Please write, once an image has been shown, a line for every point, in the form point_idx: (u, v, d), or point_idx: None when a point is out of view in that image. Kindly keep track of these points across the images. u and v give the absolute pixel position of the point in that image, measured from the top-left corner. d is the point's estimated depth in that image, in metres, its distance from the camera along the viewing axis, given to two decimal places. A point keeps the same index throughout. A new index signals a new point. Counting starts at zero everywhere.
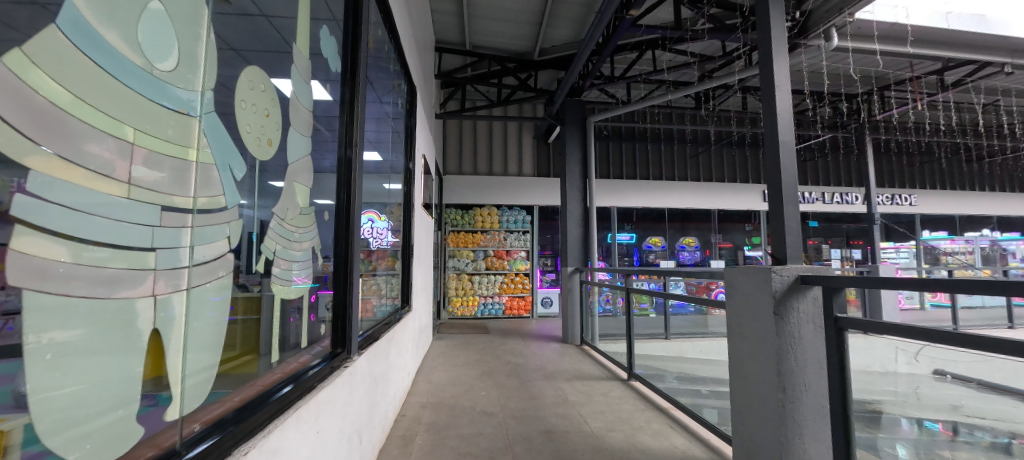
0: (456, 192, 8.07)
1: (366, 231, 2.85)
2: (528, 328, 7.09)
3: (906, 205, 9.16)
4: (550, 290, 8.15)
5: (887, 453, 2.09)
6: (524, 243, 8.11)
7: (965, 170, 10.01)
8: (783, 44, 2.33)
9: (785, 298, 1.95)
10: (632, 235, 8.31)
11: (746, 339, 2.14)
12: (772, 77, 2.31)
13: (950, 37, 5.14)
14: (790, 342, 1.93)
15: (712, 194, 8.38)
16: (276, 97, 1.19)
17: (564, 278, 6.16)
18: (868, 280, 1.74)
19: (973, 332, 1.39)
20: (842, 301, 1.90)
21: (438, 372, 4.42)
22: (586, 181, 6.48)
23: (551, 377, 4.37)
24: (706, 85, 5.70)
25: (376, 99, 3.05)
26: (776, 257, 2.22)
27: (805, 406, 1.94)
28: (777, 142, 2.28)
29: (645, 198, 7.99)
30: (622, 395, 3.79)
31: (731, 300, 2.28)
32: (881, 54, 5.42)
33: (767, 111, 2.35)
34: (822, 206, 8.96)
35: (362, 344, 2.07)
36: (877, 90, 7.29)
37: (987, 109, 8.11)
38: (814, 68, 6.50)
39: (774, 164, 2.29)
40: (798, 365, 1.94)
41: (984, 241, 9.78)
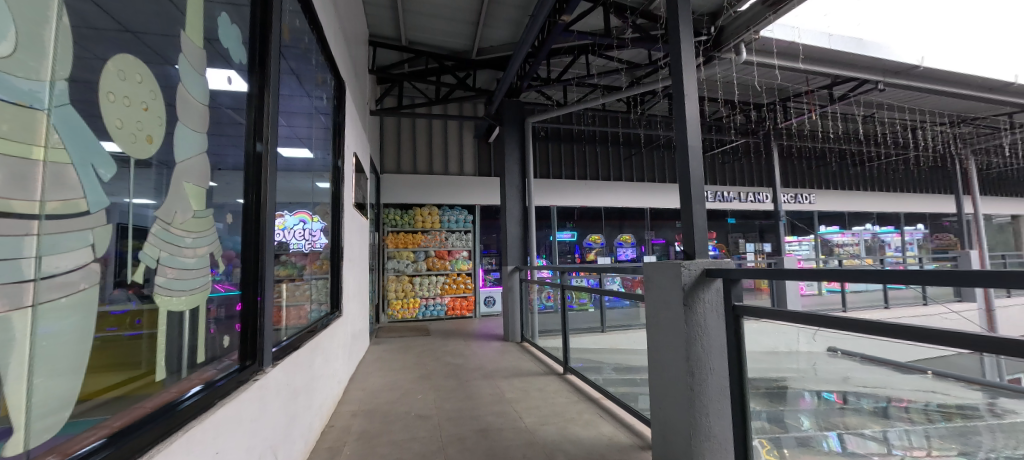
0: (394, 191, 7.82)
1: (289, 233, 2.69)
2: (470, 328, 7.05)
3: (806, 203, 10.58)
4: (492, 289, 8.19)
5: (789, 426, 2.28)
6: (465, 243, 8.08)
7: (851, 172, 11.55)
8: (690, 58, 2.57)
9: (693, 290, 2.14)
10: (573, 233, 8.61)
11: (661, 329, 2.32)
12: (682, 86, 2.52)
13: (836, 56, 5.88)
14: (697, 330, 2.12)
15: (644, 193, 8.90)
16: (156, 87, 1.08)
17: (505, 276, 6.22)
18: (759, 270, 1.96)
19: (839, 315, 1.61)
20: (739, 290, 2.13)
21: (373, 378, 4.28)
22: (525, 181, 6.55)
23: (490, 375, 4.40)
24: (634, 92, 6.03)
25: (297, 93, 2.87)
26: (688, 251, 2.43)
27: (711, 388, 2.14)
28: (686, 145, 2.50)
29: (583, 197, 8.32)
30: (557, 389, 3.92)
31: (648, 294, 2.45)
32: (780, 68, 6.05)
33: (677, 117, 2.56)
34: (738, 205, 10.00)
35: (277, 355, 1.94)
36: (780, 101, 8.17)
37: (866, 120, 9.37)
38: (728, 79, 7.09)
39: (684, 165, 2.50)
40: (704, 351, 2.13)
41: (867, 234, 11.30)
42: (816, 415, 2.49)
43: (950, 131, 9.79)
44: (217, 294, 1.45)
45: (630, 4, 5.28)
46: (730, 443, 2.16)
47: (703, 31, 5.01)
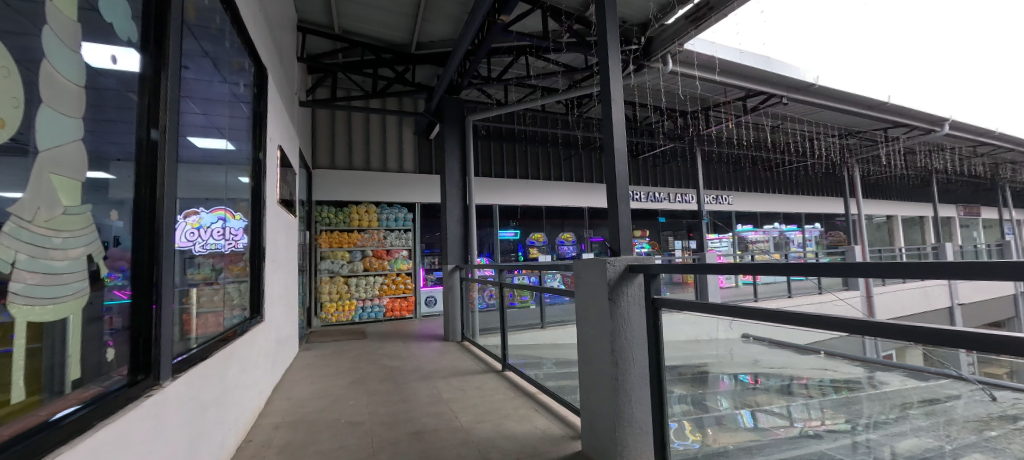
0: (328, 188, 7.40)
1: (207, 232, 2.46)
2: (410, 329, 6.86)
3: (725, 204, 11.59)
4: (433, 289, 8.04)
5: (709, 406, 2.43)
6: (405, 242, 7.85)
7: (761, 176, 12.87)
8: (616, 66, 2.74)
9: (618, 285, 2.36)
10: (516, 231, 8.69)
11: (591, 322, 2.54)
12: (609, 92, 2.68)
13: (747, 71, 6.50)
14: (621, 321, 2.35)
15: (582, 193, 9.24)
16: (8, 61, 0.92)
17: (445, 275, 6.15)
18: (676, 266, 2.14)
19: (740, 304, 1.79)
20: (657, 284, 2.37)
21: (301, 386, 4.02)
22: (465, 179, 6.49)
23: (428, 376, 4.32)
24: (570, 95, 6.22)
25: (208, 79, 2.61)
26: (614, 249, 2.62)
27: (632, 376, 2.39)
28: (612, 148, 2.66)
29: (524, 196, 8.46)
30: (495, 386, 3.95)
31: (579, 289, 2.66)
32: (701, 79, 6.57)
33: (606, 121, 2.72)
34: (669, 205, 10.67)
35: (178, 367, 1.75)
36: (702, 110, 8.86)
37: (773, 131, 10.45)
38: (658, 87, 7.53)
39: (611, 167, 2.66)
40: (627, 341, 2.36)
41: (775, 232, 12.64)
42: (735, 395, 2.46)
43: (839, 142, 11.23)
44: (114, 302, 1.35)
45: (566, 9, 5.47)
46: (650, 423, 2.42)
47: (634, 41, 5.25)
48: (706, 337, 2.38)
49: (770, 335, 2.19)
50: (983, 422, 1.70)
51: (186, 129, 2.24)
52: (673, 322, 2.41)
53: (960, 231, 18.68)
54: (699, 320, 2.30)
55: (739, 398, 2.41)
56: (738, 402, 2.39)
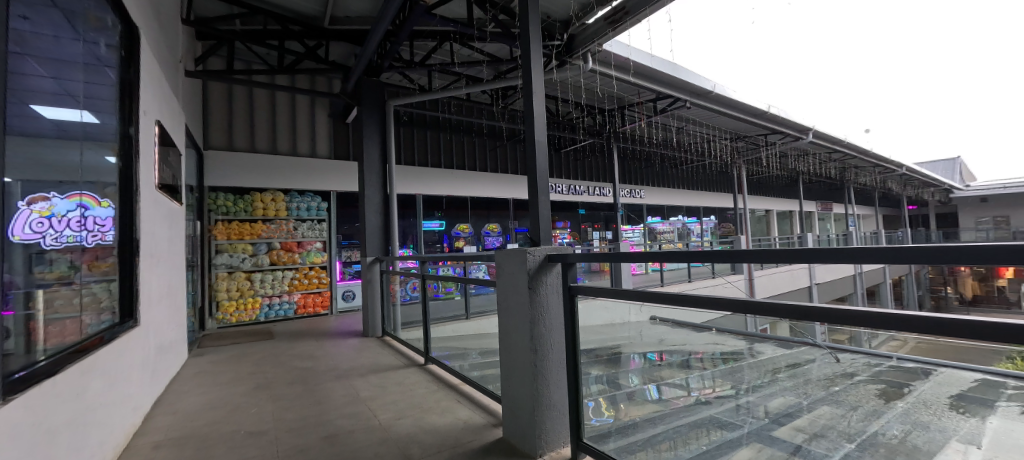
0: (224, 172, 6.53)
1: (60, 223, 2.04)
2: (324, 326, 6.41)
3: (636, 197, 12.54)
4: (352, 283, 7.58)
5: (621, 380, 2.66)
6: (319, 233, 7.29)
7: (668, 173, 14.15)
8: (538, 60, 2.78)
9: (537, 274, 2.48)
10: (441, 222, 8.50)
11: (511, 311, 2.64)
12: (531, 87, 2.73)
13: (657, 75, 7.02)
14: (540, 309, 2.48)
15: (507, 184, 9.32)
16: None
17: (364, 268, 5.83)
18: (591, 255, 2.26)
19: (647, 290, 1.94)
20: (573, 273, 2.54)
21: (190, 397, 3.54)
22: (386, 167, 6.18)
23: (344, 375, 4.07)
24: (496, 86, 6.18)
25: (56, 35, 2.12)
26: (534, 240, 2.71)
27: (550, 361, 2.53)
28: (534, 141, 2.71)
29: (449, 187, 8.34)
30: (417, 380, 3.86)
31: (501, 279, 2.75)
32: (617, 79, 6.94)
33: (528, 114, 2.76)
34: (588, 197, 11.42)
35: (14, 388, 1.43)
36: (619, 109, 9.39)
37: (679, 132, 11.45)
38: (580, 84, 7.80)
39: (532, 159, 2.73)
40: (545, 327, 2.51)
41: (678, 224, 13.99)
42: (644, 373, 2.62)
43: (731, 145, 12.69)
44: None
45: None
46: (565, 405, 2.59)
47: (556, 37, 5.34)
48: (620, 321, 2.52)
49: (672, 315, 2.39)
50: (831, 379, 1.89)
51: (27, 95, 1.82)
52: (589, 308, 2.55)
53: (818, 223, 22.35)
54: (612, 306, 2.44)
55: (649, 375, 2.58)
56: (646, 379, 2.57)
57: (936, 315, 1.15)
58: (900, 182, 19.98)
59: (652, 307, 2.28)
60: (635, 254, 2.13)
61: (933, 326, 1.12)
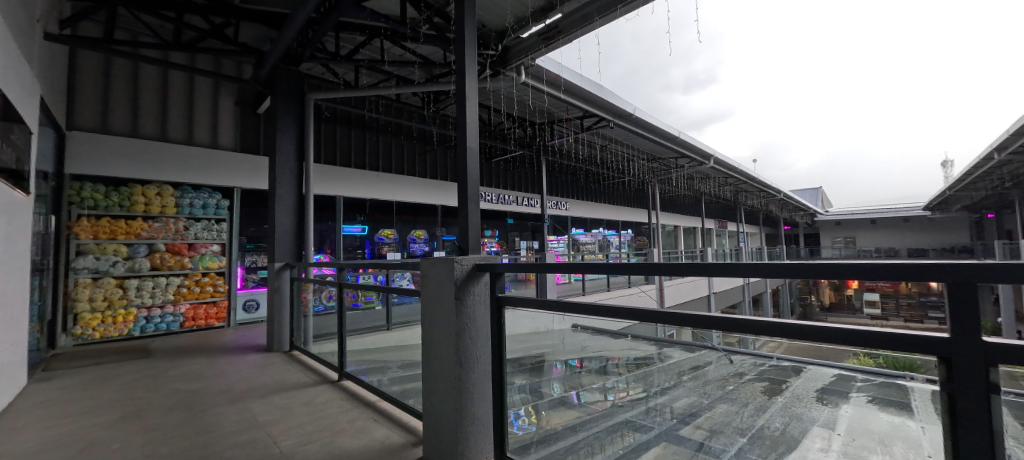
0: (94, 158, 5.43)
1: None
2: (219, 341, 5.62)
3: (562, 210, 12.97)
4: (256, 292, 6.76)
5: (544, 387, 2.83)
6: (216, 235, 6.42)
7: (592, 187, 14.84)
8: (473, 66, 2.72)
9: (464, 284, 2.39)
10: (364, 227, 7.98)
11: (436, 323, 2.52)
12: (465, 93, 2.66)
13: (585, 93, 7.33)
14: (466, 320, 2.38)
15: (434, 190, 9.10)
16: None
17: (271, 275, 5.22)
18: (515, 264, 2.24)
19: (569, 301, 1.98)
20: (502, 283, 2.51)
21: (26, 434, 2.83)
22: (302, 164, 5.63)
23: (241, 397, 3.57)
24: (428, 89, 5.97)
25: None
26: (462, 248, 2.62)
27: (476, 374, 2.44)
28: (466, 148, 2.64)
29: (372, 190, 7.92)
30: (328, 399, 3.51)
31: (425, 288, 2.61)
32: (548, 94, 7.12)
33: (461, 120, 2.68)
34: (517, 207, 11.48)
35: None
36: (548, 123, 9.61)
37: (603, 150, 12.01)
38: (512, 96, 7.85)
39: (463, 165, 2.65)
40: (471, 339, 2.41)
41: (599, 236, 14.76)
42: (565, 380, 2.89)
43: (648, 165, 13.69)
44: None
45: None
46: (490, 419, 2.50)
47: (491, 47, 5.31)
48: (544, 329, 2.52)
49: (592, 323, 2.45)
50: (725, 380, 2.19)
51: None
52: (515, 317, 2.52)
53: (715, 239, 25.04)
54: (536, 315, 2.44)
55: (568, 383, 2.86)
56: (567, 385, 2.84)
57: (825, 325, 1.31)
58: (779, 206, 23.18)
59: (575, 317, 2.33)
60: (561, 265, 2.16)
61: (824, 335, 1.24)
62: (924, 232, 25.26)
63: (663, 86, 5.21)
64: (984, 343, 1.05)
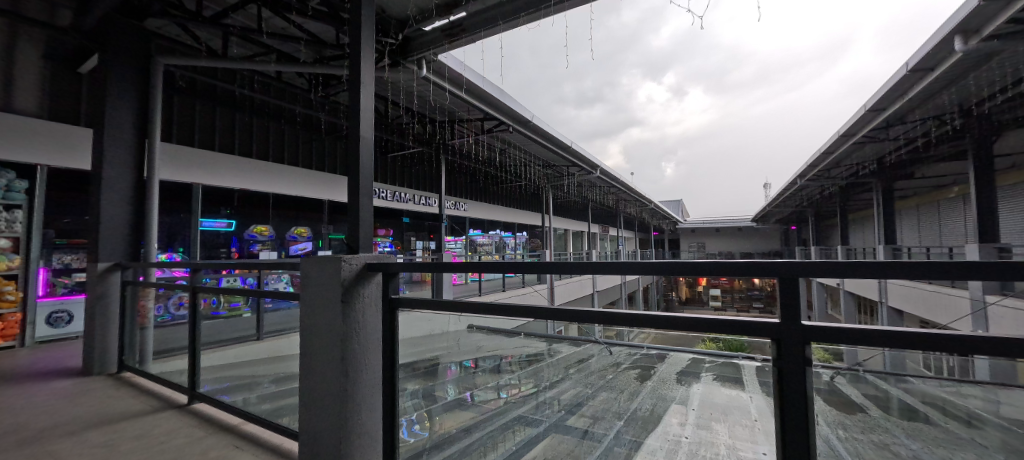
0: None
1: None
2: (6, 365, 4.27)
3: (460, 210, 12.86)
4: (70, 300, 5.39)
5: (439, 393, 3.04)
6: (7, 226, 4.94)
7: (491, 190, 14.93)
8: (369, 50, 2.49)
9: (353, 285, 2.15)
10: (230, 221, 6.82)
11: (318, 330, 2.23)
12: (360, 79, 2.42)
13: (485, 94, 7.35)
14: (354, 325, 2.15)
15: (323, 184, 8.08)
16: None
17: (93, 279, 4.09)
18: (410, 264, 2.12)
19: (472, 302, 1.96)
20: (396, 283, 2.34)
21: None
22: (145, 142, 4.57)
23: (37, 437, 2.73)
24: (315, 70, 5.33)
25: None
26: (350, 246, 2.36)
27: (365, 382, 2.20)
28: (359, 138, 2.40)
29: (243, 179, 6.69)
30: (171, 428, 2.86)
31: (305, 291, 2.30)
32: (450, 92, 6.98)
33: (353, 107, 2.44)
34: (414, 206, 10.99)
35: None
36: (448, 123, 9.35)
37: (502, 155, 12.15)
38: (412, 91, 7.47)
39: (354, 156, 2.40)
40: (360, 347, 2.18)
41: (495, 237, 15.04)
42: (460, 382, 3.19)
43: (543, 172, 14.29)
44: None
45: None
46: (380, 432, 2.28)
47: (390, 36, 4.92)
48: (440, 330, 2.50)
49: (487, 323, 2.49)
50: (610, 369, 3.07)
51: None
52: (409, 320, 2.40)
53: (600, 242, 27.38)
54: (432, 317, 2.38)
55: (462, 384, 3.25)
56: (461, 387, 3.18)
57: (690, 315, 1.50)
58: (651, 214, 26.31)
59: (474, 318, 2.30)
60: (457, 265, 2.08)
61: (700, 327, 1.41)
62: (754, 240, 31.00)
63: (560, 98, 5.44)
64: (804, 328, 1.33)
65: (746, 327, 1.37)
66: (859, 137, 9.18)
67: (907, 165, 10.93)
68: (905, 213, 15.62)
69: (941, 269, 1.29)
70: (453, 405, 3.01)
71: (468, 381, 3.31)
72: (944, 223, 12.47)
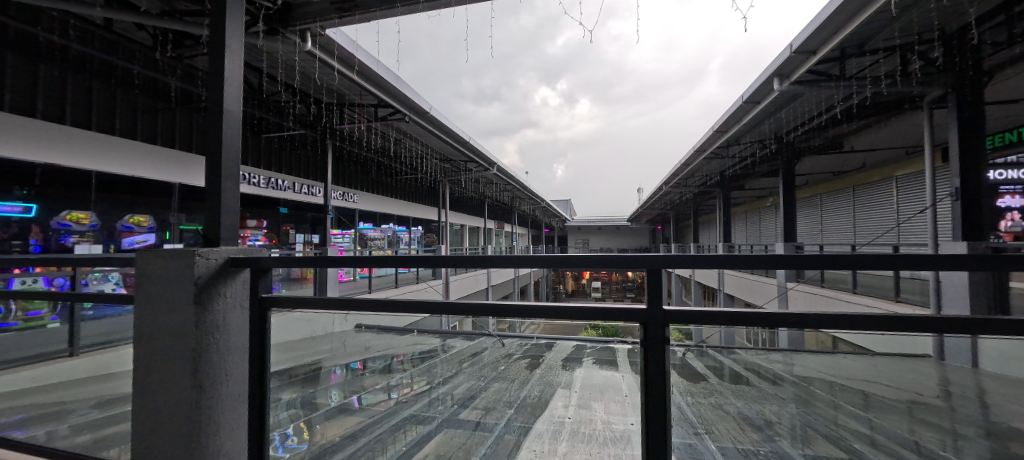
0: None
1: None
2: None
3: (349, 201, 11.94)
4: None
5: (320, 401, 2.83)
6: None
7: (385, 182, 14.10)
8: (236, 8, 2.12)
9: (209, 284, 1.84)
10: (30, 207, 5.26)
11: (161, 339, 1.85)
12: (225, 43, 2.05)
13: (378, 78, 6.89)
14: (210, 331, 1.84)
15: (178, 164, 6.63)
16: None
17: None
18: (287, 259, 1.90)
19: (368, 300, 1.86)
20: (268, 281, 2.06)
21: None
22: None
23: None
24: (163, 24, 4.38)
25: None
26: (207, 237, 1.99)
27: (227, 396, 1.90)
28: (222, 112, 2.04)
29: (51, 150, 5.08)
30: None
31: (143, 292, 1.89)
32: (338, 73, 6.38)
33: (216, 75, 2.05)
34: (294, 195, 9.83)
35: None
36: (336, 106, 8.46)
37: (397, 146, 11.53)
38: (294, 68, 6.63)
39: (215, 132, 2.03)
40: (219, 355, 1.87)
41: (387, 231, 14.31)
42: (345, 386, 3.06)
43: (441, 165, 13.99)
44: None
45: None
46: (245, 452, 1.98)
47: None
48: (324, 331, 2.33)
49: (376, 322, 2.43)
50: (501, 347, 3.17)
51: None
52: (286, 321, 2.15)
53: (494, 238, 27.98)
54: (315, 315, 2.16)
55: (349, 387, 3.05)
56: (347, 390, 3.05)
57: (583, 307, 1.63)
58: (543, 212, 27.76)
59: (365, 317, 2.17)
60: (347, 260, 1.93)
61: (590, 314, 1.59)
62: (627, 237, 34.88)
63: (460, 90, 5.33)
64: (664, 311, 1.60)
65: (622, 312, 1.58)
66: (709, 153, 10.94)
67: (741, 178, 13.38)
68: (737, 217, 19.22)
69: (765, 260, 1.60)
70: (337, 411, 2.75)
71: (356, 383, 3.12)
72: (763, 226, 15.64)
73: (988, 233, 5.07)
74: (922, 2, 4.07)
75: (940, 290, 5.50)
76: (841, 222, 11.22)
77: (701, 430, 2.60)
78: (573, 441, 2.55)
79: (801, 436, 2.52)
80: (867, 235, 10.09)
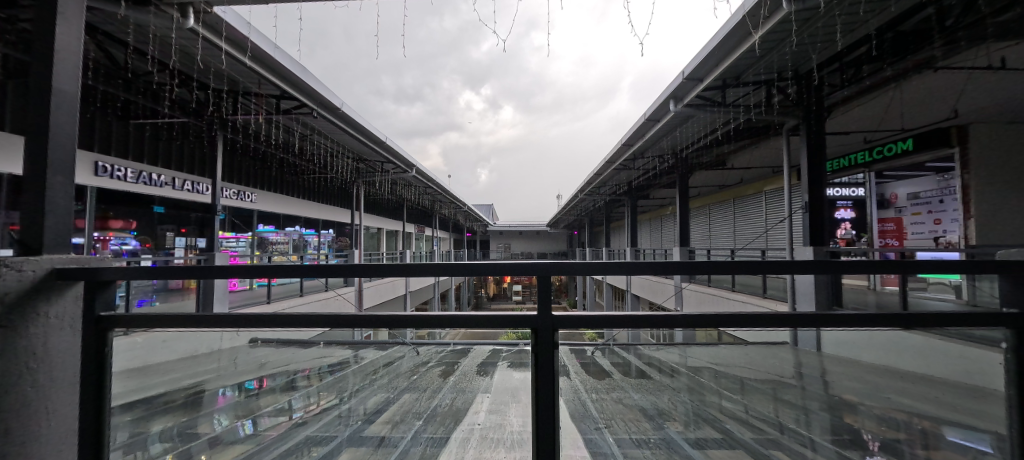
0: None
1: None
2: None
3: (247, 201, 10.77)
4: None
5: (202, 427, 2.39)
6: None
7: (289, 180, 12.85)
8: None
9: (23, 302, 1.50)
10: None
11: None
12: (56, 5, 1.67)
13: (278, 67, 6.24)
14: (22, 357, 1.50)
15: (11, 155, 5.42)
16: None
17: None
18: (140, 270, 1.62)
19: (248, 316, 1.65)
20: (111, 296, 1.71)
21: None
22: None
23: None
24: None
25: None
26: (25, 245, 1.60)
27: (45, 440, 1.53)
28: (51, 91, 1.65)
29: None
30: None
31: None
32: (227, 57, 5.66)
33: (42, 42, 1.65)
34: (172, 192, 8.57)
35: None
36: (227, 94, 7.42)
37: (304, 142, 10.57)
38: (172, 48, 5.73)
39: (37, 114, 1.63)
40: (35, 389, 1.52)
41: (292, 234, 13.05)
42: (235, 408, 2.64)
43: (355, 165, 13.14)
44: None
45: None
46: None
47: None
48: (205, 350, 2.00)
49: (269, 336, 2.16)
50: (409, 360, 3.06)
51: None
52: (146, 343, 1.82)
53: (414, 242, 27.11)
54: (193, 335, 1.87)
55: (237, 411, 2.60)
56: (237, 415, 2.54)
57: (485, 314, 1.63)
58: (464, 216, 27.65)
59: (250, 333, 1.93)
60: (222, 268, 1.68)
61: (489, 320, 1.62)
62: (546, 242, 36.13)
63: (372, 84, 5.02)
64: (555, 317, 1.68)
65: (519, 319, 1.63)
66: (618, 165, 11.78)
67: (646, 188, 14.62)
68: (643, 223, 21.02)
69: (657, 266, 1.71)
70: (219, 440, 2.32)
71: (248, 405, 2.73)
72: (664, 232, 17.23)
73: (828, 239, 6.12)
74: (780, 46, 4.83)
75: (795, 287, 6.49)
76: (725, 229, 12.81)
77: (602, 424, 2.72)
78: (481, 448, 2.49)
79: (692, 422, 2.73)
80: (744, 241, 11.63)
